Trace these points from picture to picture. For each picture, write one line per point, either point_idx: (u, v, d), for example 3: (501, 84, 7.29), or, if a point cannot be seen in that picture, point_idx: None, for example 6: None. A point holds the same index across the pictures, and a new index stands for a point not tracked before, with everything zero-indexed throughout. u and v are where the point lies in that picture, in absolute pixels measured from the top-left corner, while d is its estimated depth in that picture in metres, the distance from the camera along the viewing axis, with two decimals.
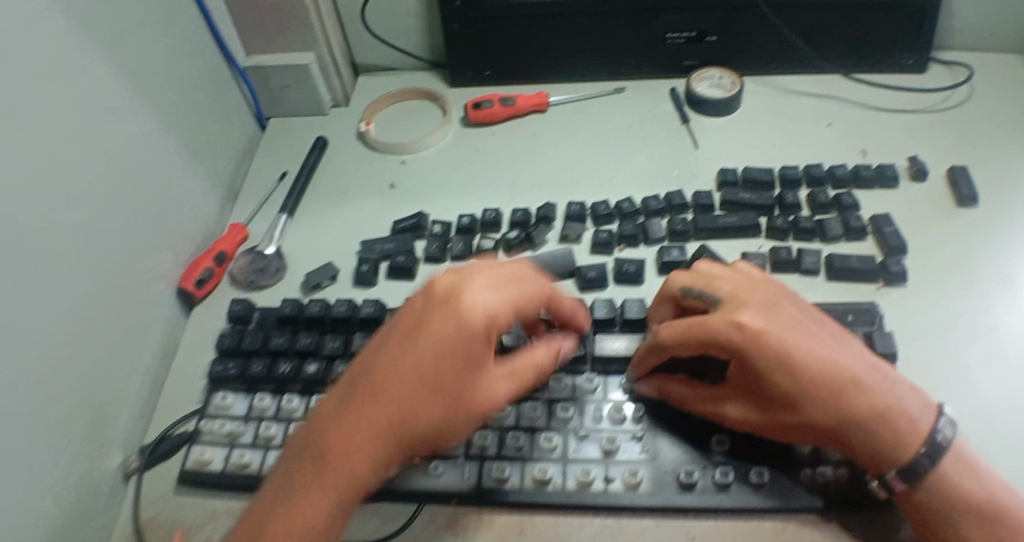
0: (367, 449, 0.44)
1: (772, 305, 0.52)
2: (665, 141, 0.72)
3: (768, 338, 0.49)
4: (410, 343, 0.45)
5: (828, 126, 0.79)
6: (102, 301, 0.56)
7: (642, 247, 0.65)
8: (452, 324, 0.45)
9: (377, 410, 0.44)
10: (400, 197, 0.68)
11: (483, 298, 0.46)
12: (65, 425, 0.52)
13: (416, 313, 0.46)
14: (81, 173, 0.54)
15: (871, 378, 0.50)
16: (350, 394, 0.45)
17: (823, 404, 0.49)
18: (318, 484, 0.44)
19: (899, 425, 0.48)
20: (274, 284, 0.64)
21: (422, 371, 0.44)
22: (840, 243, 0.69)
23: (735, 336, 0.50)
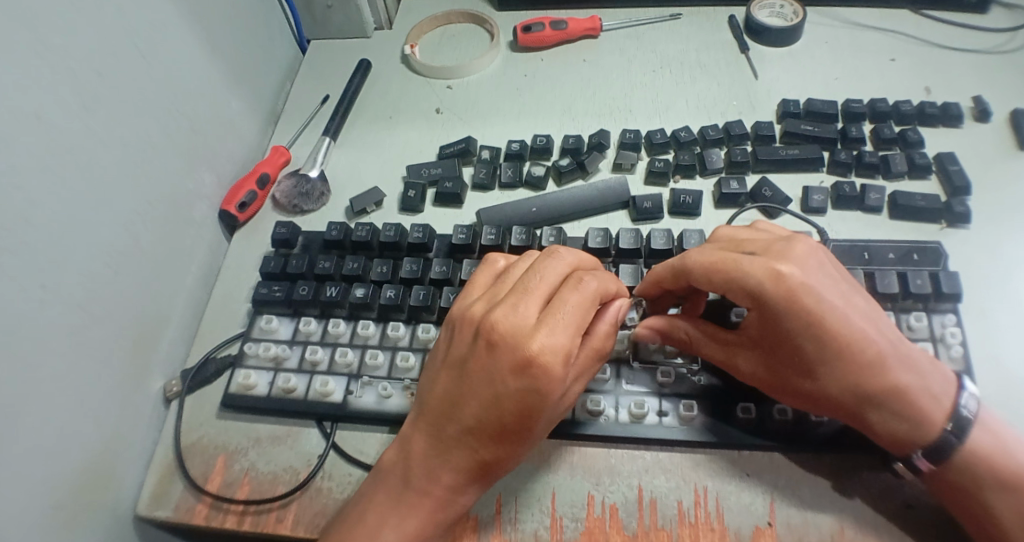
0: (458, 487, 0.45)
1: (815, 259, 0.45)
2: (726, 73, 0.70)
3: (805, 298, 0.43)
4: (482, 395, 0.42)
5: (892, 62, 0.75)
6: (140, 215, 0.54)
7: (699, 180, 0.62)
8: (517, 358, 0.41)
9: (467, 462, 0.44)
10: (447, 122, 0.66)
11: (560, 332, 0.41)
12: (103, 338, 0.51)
13: (482, 373, 0.42)
14: (114, 78, 0.52)
15: (896, 352, 0.44)
16: (435, 456, 0.44)
17: (842, 368, 0.44)
18: (419, 493, 0.45)
19: (919, 405, 0.45)
20: (318, 209, 0.62)
21: (500, 402, 0.42)
22: (904, 182, 0.66)
23: (768, 287, 0.43)
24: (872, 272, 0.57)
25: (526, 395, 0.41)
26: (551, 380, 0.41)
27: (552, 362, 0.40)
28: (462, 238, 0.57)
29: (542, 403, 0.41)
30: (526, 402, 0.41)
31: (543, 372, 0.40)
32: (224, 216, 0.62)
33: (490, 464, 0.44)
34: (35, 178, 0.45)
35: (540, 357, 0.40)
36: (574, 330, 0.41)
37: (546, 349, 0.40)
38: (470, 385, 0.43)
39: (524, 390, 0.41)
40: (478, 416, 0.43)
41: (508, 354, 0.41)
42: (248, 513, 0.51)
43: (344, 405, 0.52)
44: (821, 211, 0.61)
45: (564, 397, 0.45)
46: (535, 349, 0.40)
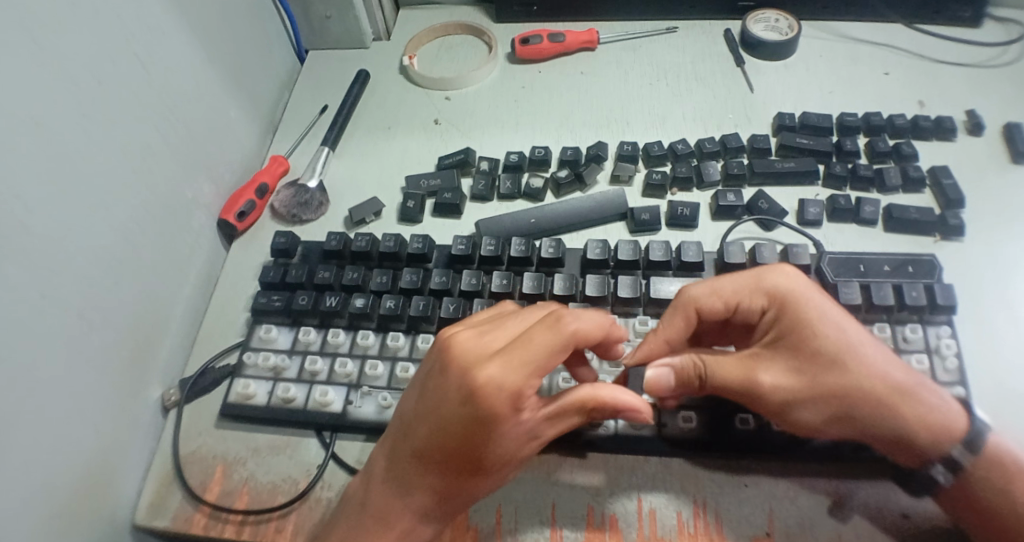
0: (419, 508, 0.46)
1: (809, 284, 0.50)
2: (721, 85, 0.71)
3: (809, 290, 0.48)
4: (432, 421, 0.43)
5: (884, 76, 0.77)
6: (139, 225, 0.54)
7: (696, 192, 0.62)
8: (461, 388, 0.41)
9: (422, 486, 0.45)
10: (446, 132, 0.67)
11: (501, 370, 0.41)
12: (101, 348, 0.51)
13: (435, 401, 0.43)
14: (114, 89, 0.52)
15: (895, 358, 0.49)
16: (393, 477, 0.46)
17: (860, 371, 0.46)
18: (401, 517, 0.46)
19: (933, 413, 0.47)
20: (316, 219, 0.62)
21: (445, 429, 0.43)
22: (898, 195, 0.67)
23: (780, 281, 0.48)
24: (867, 284, 0.58)
25: (474, 424, 0.42)
26: (496, 415, 0.41)
27: (496, 396, 0.41)
28: (462, 248, 0.57)
29: (489, 433, 0.42)
30: (475, 432, 0.42)
31: (489, 405, 0.41)
32: (223, 226, 0.62)
33: (442, 488, 0.45)
34: (34, 188, 0.45)
35: (483, 391, 0.41)
36: (522, 369, 0.41)
37: (491, 383, 0.41)
38: (425, 413, 0.43)
39: (468, 418, 0.42)
40: (430, 442, 0.43)
41: (455, 381, 0.42)
42: (247, 522, 0.51)
43: (344, 415, 0.53)
44: (816, 224, 0.62)
45: (527, 433, 0.45)
46: (480, 383, 0.41)
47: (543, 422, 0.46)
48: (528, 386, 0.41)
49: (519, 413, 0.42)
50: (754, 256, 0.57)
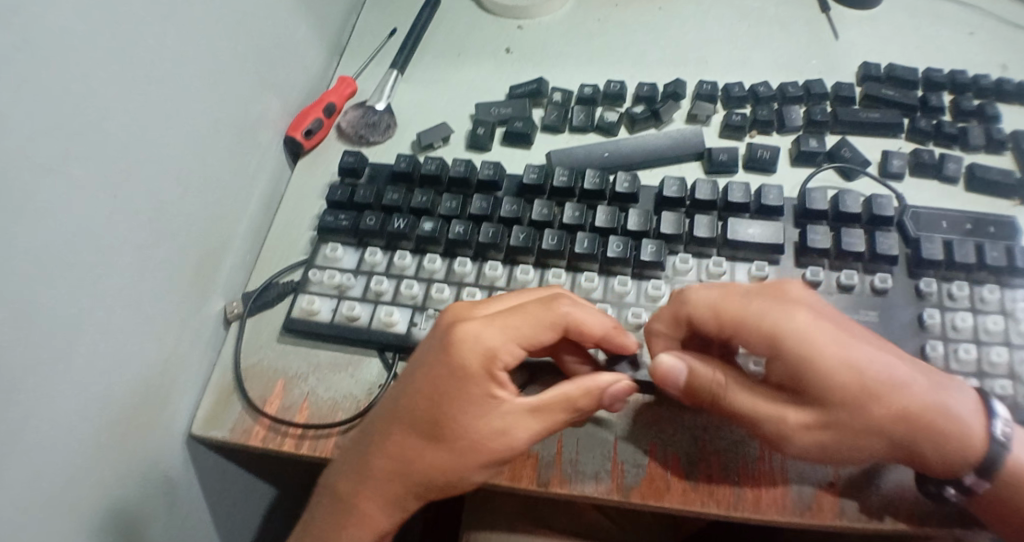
0: (384, 486, 0.45)
1: (824, 312, 0.46)
2: (806, 31, 0.68)
3: (818, 342, 0.43)
4: (411, 383, 0.45)
5: (970, 36, 0.73)
6: (208, 134, 0.53)
7: (775, 136, 0.60)
8: (441, 346, 0.44)
9: (383, 458, 0.45)
10: (517, 62, 0.65)
11: (484, 328, 0.44)
12: (168, 256, 0.50)
13: (419, 359, 0.46)
14: None
15: (923, 379, 0.45)
16: (360, 450, 0.46)
17: (855, 419, 0.44)
18: (368, 490, 0.46)
19: (939, 449, 0.45)
20: (383, 142, 0.61)
21: (422, 390, 0.44)
22: (979, 156, 0.64)
23: (782, 340, 0.44)
24: (949, 241, 0.55)
25: (445, 375, 0.44)
26: (470, 368, 0.43)
27: (471, 346, 0.44)
28: (534, 177, 0.55)
29: (457, 392, 0.43)
30: (443, 387, 0.44)
31: (461, 355, 0.44)
32: (289, 143, 0.61)
33: (402, 463, 0.45)
34: (109, 85, 0.44)
35: (459, 340, 0.44)
36: (502, 328, 0.45)
37: (469, 333, 0.44)
38: (407, 375, 0.46)
39: (442, 372, 0.44)
40: (402, 401, 0.45)
41: (440, 337, 0.45)
42: (307, 437, 0.51)
43: (409, 336, 0.52)
44: (899, 177, 0.59)
45: (497, 418, 0.44)
46: (458, 332, 0.44)
47: (522, 419, 0.44)
48: (500, 351, 0.44)
49: (495, 380, 0.44)
50: (837, 205, 0.55)
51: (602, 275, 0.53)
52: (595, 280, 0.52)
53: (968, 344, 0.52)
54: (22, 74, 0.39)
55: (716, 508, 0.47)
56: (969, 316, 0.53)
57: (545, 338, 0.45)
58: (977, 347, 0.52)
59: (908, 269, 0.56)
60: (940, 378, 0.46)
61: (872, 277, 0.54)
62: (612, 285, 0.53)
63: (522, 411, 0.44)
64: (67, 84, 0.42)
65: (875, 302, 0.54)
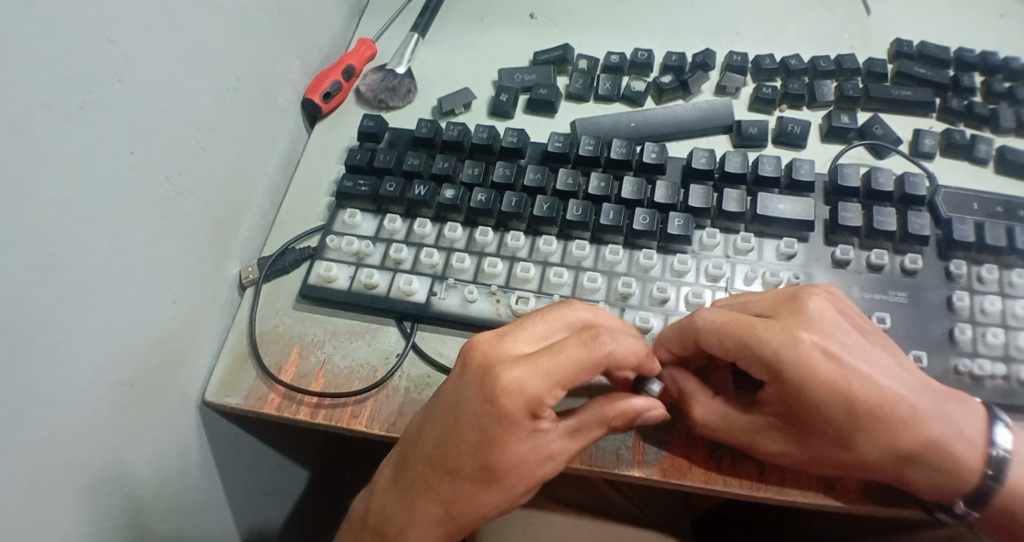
0: (419, 524, 0.44)
1: (830, 320, 0.43)
2: (839, 4, 0.67)
3: (827, 370, 0.41)
4: (444, 430, 0.41)
5: (1001, 18, 0.71)
6: (226, 93, 0.51)
7: (805, 112, 0.59)
8: (474, 392, 0.40)
9: (422, 499, 0.43)
10: (542, 29, 0.63)
11: (523, 374, 0.39)
12: (186, 217, 0.49)
13: (445, 400, 0.42)
14: None
15: (928, 408, 0.43)
16: (397, 494, 0.44)
17: (833, 443, 0.43)
18: (398, 526, 0.44)
19: (929, 476, 0.43)
20: (403, 106, 0.59)
21: (460, 438, 0.41)
22: (1010, 138, 0.62)
23: (789, 354, 0.41)
24: (981, 223, 0.54)
25: (488, 426, 0.39)
26: (513, 419, 0.39)
27: (513, 399, 0.39)
28: (559, 146, 0.54)
29: (502, 439, 0.39)
30: (488, 438, 0.40)
31: (506, 405, 0.39)
32: (308, 105, 0.59)
33: (444, 505, 0.42)
34: (128, 34, 0.42)
35: (500, 391, 0.39)
36: (544, 371, 0.39)
37: (511, 382, 0.39)
38: (436, 419, 0.42)
39: (482, 421, 0.40)
40: (435, 445, 0.42)
41: (476, 384, 0.40)
42: (322, 406, 0.50)
43: (428, 305, 0.51)
44: (930, 156, 0.58)
45: (542, 450, 0.41)
46: (496, 383, 0.39)
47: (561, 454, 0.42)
48: (543, 399, 0.39)
49: (535, 424, 0.40)
50: (869, 182, 0.54)
51: (627, 247, 0.52)
52: (620, 252, 0.51)
53: (996, 328, 0.51)
54: (42, 17, 0.37)
55: (739, 487, 0.46)
56: (997, 300, 0.51)
57: (587, 378, 0.40)
58: (1005, 332, 0.51)
59: (938, 250, 0.54)
60: (950, 408, 0.44)
61: (902, 257, 0.53)
62: (638, 258, 0.52)
63: (562, 437, 0.42)
64: (87, 31, 0.40)
65: (904, 283, 0.53)
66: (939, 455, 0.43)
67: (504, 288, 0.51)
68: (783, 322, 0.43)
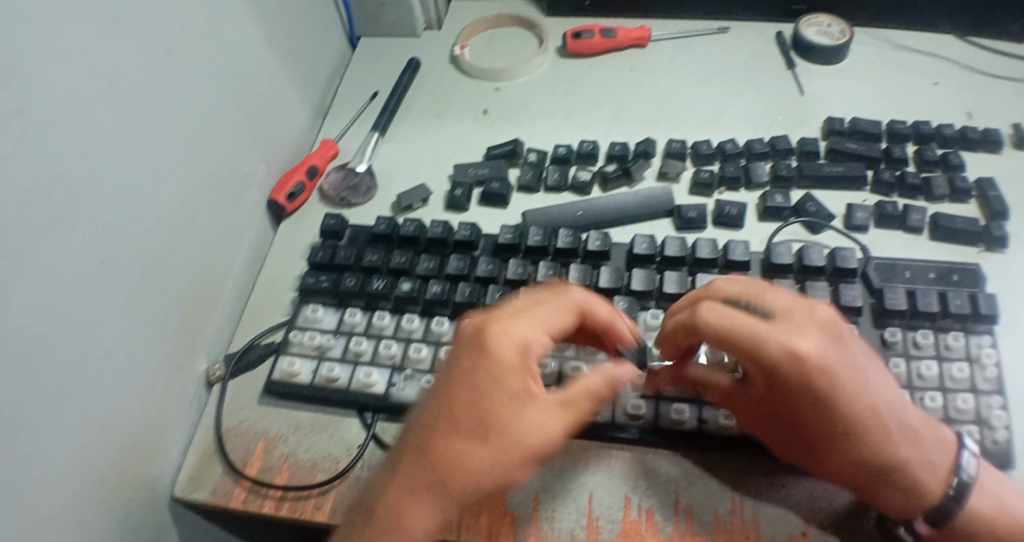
0: (415, 516, 0.41)
1: (830, 331, 0.44)
2: (774, 86, 0.71)
3: (824, 378, 0.43)
4: (444, 394, 0.42)
5: (934, 85, 0.74)
6: (192, 203, 0.55)
7: (742, 192, 0.62)
8: (474, 350, 0.43)
9: (418, 464, 0.41)
10: (494, 122, 0.67)
11: (514, 324, 0.44)
12: (154, 318, 0.52)
13: (445, 369, 0.44)
14: (173, 74, 0.52)
15: (902, 432, 0.45)
16: (390, 463, 0.43)
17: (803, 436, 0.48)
18: (389, 524, 0.41)
19: (891, 491, 0.46)
20: (364, 203, 0.63)
21: (461, 400, 0.41)
22: (944, 205, 0.65)
23: (791, 367, 0.43)
24: (912, 289, 0.57)
25: (480, 372, 0.42)
26: (504, 364, 0.42)
27: (507, 344, 0.42)
28: (509, 238, 0.57)
29: (492, 385, 0.41)
30: (476, 382, 0.42)
31: (500, 349, 0.42)
32: (273, 206, 0.63)
33: (440, 470, 0.41)
34: (101, 156, 0.46)
35: (491, 338, 0.42)
36: (529, 322, 0.44)
37: (499, 332, 0.43)
38: (436, 381, 0.44)
39: (477, 374, 0.42)
40: (438, 415, 0.42)
41: (472, 341, 0.43)
42: (286, 499, 0.51)
43: (386, 397, 0.53)
44: (863, 229, 0.61)
45: (541, 421, 0.42)
46: (489, 334, 0.43)
47: (554, 414, 0.42)
48: (531, 348, 0.43)
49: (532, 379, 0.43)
50: (801, 258, 0.57)
51: None
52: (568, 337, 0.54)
53: (935, 393, 0.53)
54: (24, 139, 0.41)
55: None
56: (934, 364, 0.54)
57: (569, 322, 0.46)
58: (943, 396, 0.53)
59: (874, 319, 0.57)
60: (925, 434, 0.45)
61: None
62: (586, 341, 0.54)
63: (552, 407, 0.43)
64: (64, 156, 0.43)
65: None
66: (905, 473, 0.45)
67: None
68: (784, 325, 0.44)
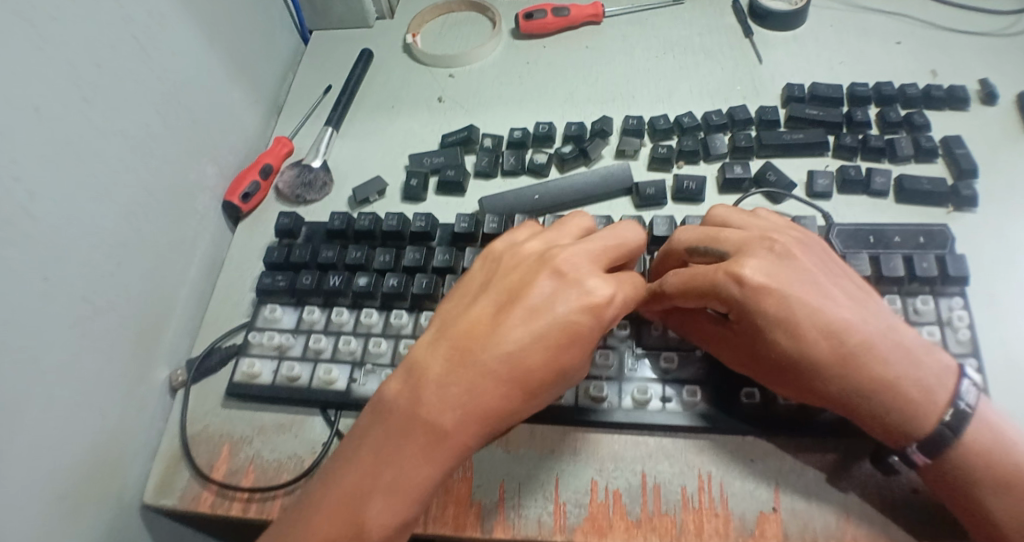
0: (478, 438, 0.42)
1: (786, 255, 0.46)
2: (729, 56, 0.70)
3: (770, 296, 0.44)
4: (533, 328, 0.41)
5: (898, 44, 0.72)
6: (141, 211, 0.54)
7: (701, 165, 0.62)
8: (586, 302, 0.42)
9: (497, 397, 0.41)
10: (449, 110, 0.67)
11: (616, 290, 0.43)
12: (108, 331, 0.51)
13: (528, 294, 0.43)
14: (111, 83, 0.51)
15: (882, 345, 0.44)
16: (463, 381, 0.41)
17: (779, 366, 0.46)
18: (444, 437, 0.41)
19: (884, 415, 0.45)
20: (321, 199, 0.63)
21: (552, 346, 0.41)
22: (909, 166, 0.63)
23: (737, 290, 0.45)
24: (877, 255, 0.56)
25: (585, 329, 0.42)
26: (595, 331, 0.42)
27: (611, 308, 0.42)
28: (465, 226, 0.57)
29: (580, 327, 0.42)
30: (577, 341, 0.42)
31: (605, 312, 0.42)
32: (228, 208, 0.63)
33: (512, 406, 0.42)
34: (34, 172, 0.45)
35: (605, 297, 0.42)
36: (628, 292, 0.44)
37: (612, 293, 0.42)
38: (521, 311, 0.42)
39: (574, 324, 0.42)
40: (520, 344, 0.41)
41: (576, 283, 0.42)
42: (253, 501, 0.51)
43: (348, 393, 0.52)
44: (826, 196, 0.61)
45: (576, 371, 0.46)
46: (605, 290, 0.42)
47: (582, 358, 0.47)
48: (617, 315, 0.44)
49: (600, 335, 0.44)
50: None
51: None
52: None
53: None
54: None
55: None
56: None
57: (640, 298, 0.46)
58: None
59: None
60: (912, 352, 0.45)
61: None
62: None
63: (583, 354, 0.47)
64: None
65: None
66: (894, 390, 0.44)
67: None
68: (735, 259, 0.46)
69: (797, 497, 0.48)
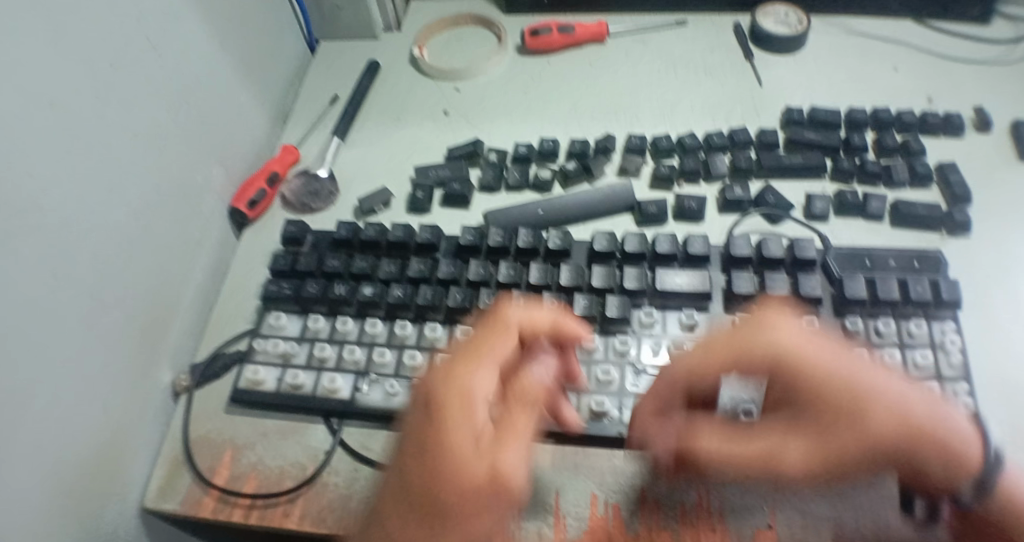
0: None
1: (782, 315, 0.47)
2: (731, 77, 0.72)
3: (800, 357, 0.44)
4: (413, 454, 0.40)
5: (894, 70, 0.74)
6: (148, 216, 0.55)
7: (703, 185, 0.63)
8: (456, 411, 0.41)
9: (417, 515, 0.39)
10: (455, 123, 0.68)
11: (475, 383, 0.42)
12: (114, 334, 0.51)
13: (407, 419, 0.43)
14: (126, 88, 0.52)
15: (915, 396, 0.44)
16: (391, 503, 0.40)
17: (835, 425, 0.43)
18: None
19: (929, 463, 0.43)
20: (326, 208, 0.64)
21: (427, 462, 0.40)
22: (905, 191, 0.65)
23: (773, 350, 0.45)
24: (874, 278, 0.57)
25: (454, 434, 0.40)
26: (466, 426, 0.40)
27: (478, 399, 0.42)
28: (470, 239, 0.58)
29: (454, 429, 0.40)
30: (445, 438, 0.40)
31: (450, 407, 0.41)
32: (235, 214, 0.64)
33: (433, 511, 0.39)
34: (56, 176, 0.45)
35: (466, 388, 0.42)
36: (490, 371, 0.44)
37: (471, 383, 0.42)
38: (405, 441, 0.42)
39: (446, 427, 0.40)
40: (409, 467, 0.40)
41: (439, 385, 0.43)
42: (255, 507, 0.51)
43: (351, 402, 0.53)
44: (823, 218, 0.62)
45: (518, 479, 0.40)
46: (466, 384, 0.42)
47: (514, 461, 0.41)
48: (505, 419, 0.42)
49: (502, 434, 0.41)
50: (761, 250, 0.57)
51: None
52: None
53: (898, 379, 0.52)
54: None
55: None
56: (896, 352, 0.53)
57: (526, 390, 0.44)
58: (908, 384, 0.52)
59: (835, 308, 0.57)
60: (936, 399, 0.45)
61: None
62: None
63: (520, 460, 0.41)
64: (11, 181, 0.42)
65: None
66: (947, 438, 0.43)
67: (423, 377, 0.53)
68: (755, 331, 0.46)
69: (796, 515, 0.49)
